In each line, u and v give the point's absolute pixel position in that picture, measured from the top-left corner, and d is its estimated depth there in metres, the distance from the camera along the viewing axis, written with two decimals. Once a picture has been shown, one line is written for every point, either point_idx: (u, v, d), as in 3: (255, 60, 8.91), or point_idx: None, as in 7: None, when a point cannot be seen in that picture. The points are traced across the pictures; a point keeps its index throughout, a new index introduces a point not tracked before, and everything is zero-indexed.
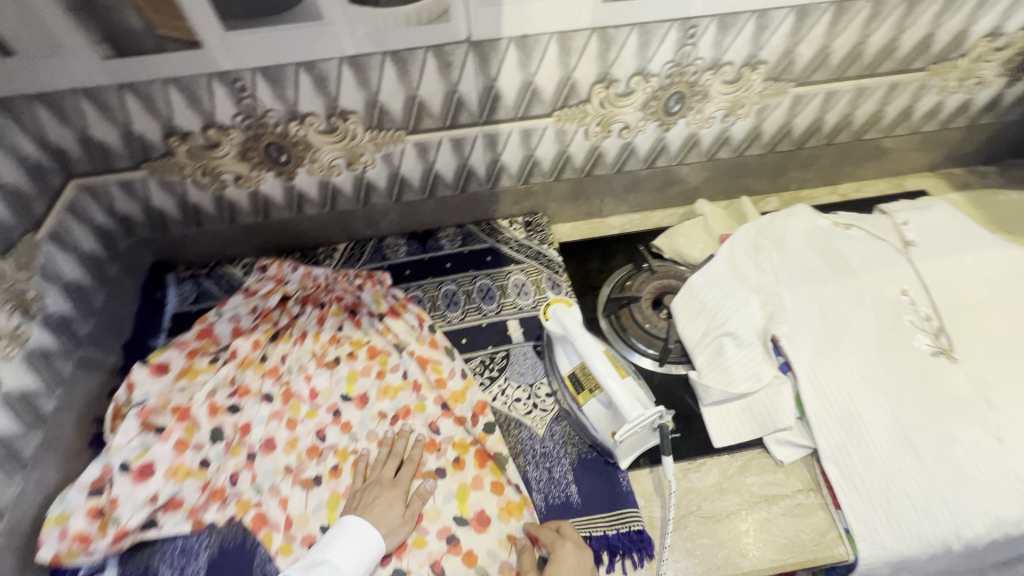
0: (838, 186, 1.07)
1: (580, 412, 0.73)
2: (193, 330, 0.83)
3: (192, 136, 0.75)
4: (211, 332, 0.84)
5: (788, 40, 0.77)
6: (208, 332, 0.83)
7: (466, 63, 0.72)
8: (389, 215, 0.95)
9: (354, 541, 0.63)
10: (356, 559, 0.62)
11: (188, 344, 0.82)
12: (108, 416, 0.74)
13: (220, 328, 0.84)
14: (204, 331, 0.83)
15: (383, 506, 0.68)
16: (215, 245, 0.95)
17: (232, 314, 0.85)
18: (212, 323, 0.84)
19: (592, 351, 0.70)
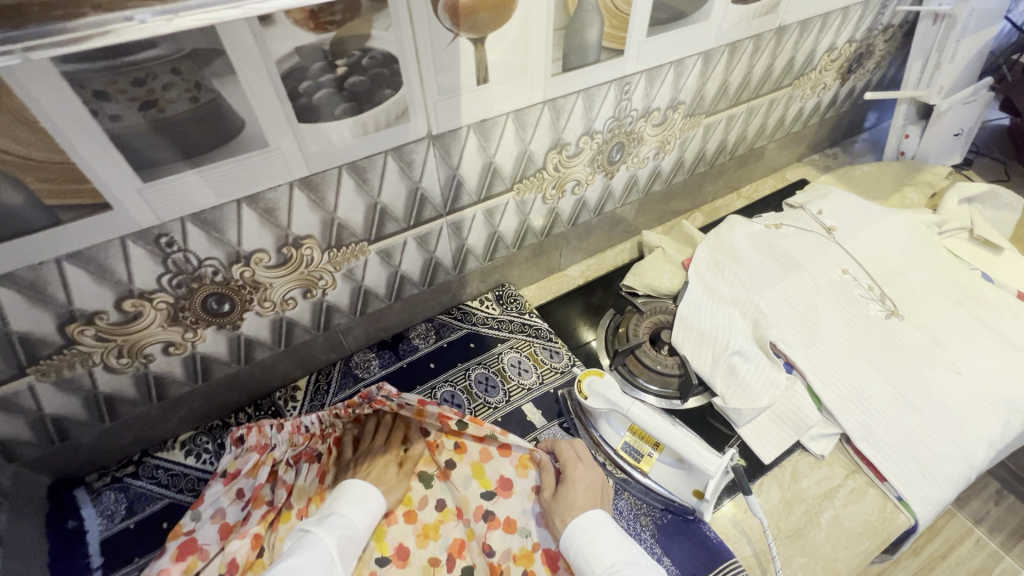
0: (741, 190, 1.20)
1: (649, 479, 0.71)
2: (168, 552, 0.63)
3: (102, 314, 0.58)
4: (194, 544, 0.64)
5: (698, 80, 0.85)
6: (191, 546, 0.64)
7: (428, 158, 0.67)
8: (354, 331, 0.83)
9: (356, 494, 0.67)
10: (364, 509, 0.66)
11: (169, 574, 0.62)
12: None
13: (204, 534, 0.65)
14: (183, 548, 0.64)
15: (378, 468, 0.72)
16: (139, 434, 0.74)
17: (215, 511, 0.66)
18: (192, 532, 0.64)
19: (643, 416, 0.68)
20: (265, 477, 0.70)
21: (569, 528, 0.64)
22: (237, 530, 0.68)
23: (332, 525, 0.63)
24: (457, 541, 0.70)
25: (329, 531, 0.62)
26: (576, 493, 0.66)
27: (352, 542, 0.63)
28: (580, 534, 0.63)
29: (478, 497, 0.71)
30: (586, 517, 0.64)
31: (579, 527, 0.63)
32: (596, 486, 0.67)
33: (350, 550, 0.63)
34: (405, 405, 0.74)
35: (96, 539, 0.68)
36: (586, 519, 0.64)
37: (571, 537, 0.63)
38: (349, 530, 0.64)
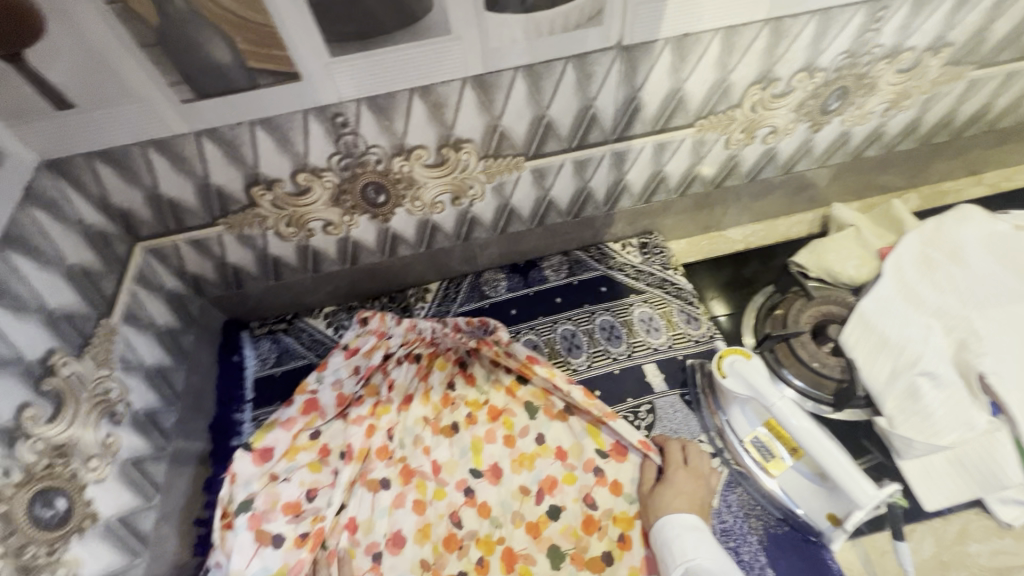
0: (983, 176, 0.94)
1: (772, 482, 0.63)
2: (297, 404, 0.70)
3: (280, 183, 0.62)
4: (316, 403, 0.71)
5: (986, 16, 0.63)
6: (314, 404, 0.71)
7: (610, 72, 0.59)
8: (489, 249, 0.82)
9: None
10: None
11: (294, 421, 0.69)
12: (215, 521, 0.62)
13: (324, 397, 0.72)
14: (308, 404, 0.71)
15: None
16: (293, 297, 0.82)
17: (334, 379, 0.73)
18: (314, 392, 0.71)
19: (796, 417, 0.57)
20: (378, 360, 0.74)
21: (660, 522, 0.60)
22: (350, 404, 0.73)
23: None
24: (551, 479, 0.68)
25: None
26: (675, 492, 0.63)
27: None
28: (668, 528, 0.59)
29: (591, 451, 0.70)
30: (679, 515, 0.60)
31: (669, 523, 0.59)
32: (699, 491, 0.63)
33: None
34: (512, 355, 0.74)
35: (251, 375, 0.79)
36: (675, 516, 0.60)
37: (659, 528, 0.60)
38: None
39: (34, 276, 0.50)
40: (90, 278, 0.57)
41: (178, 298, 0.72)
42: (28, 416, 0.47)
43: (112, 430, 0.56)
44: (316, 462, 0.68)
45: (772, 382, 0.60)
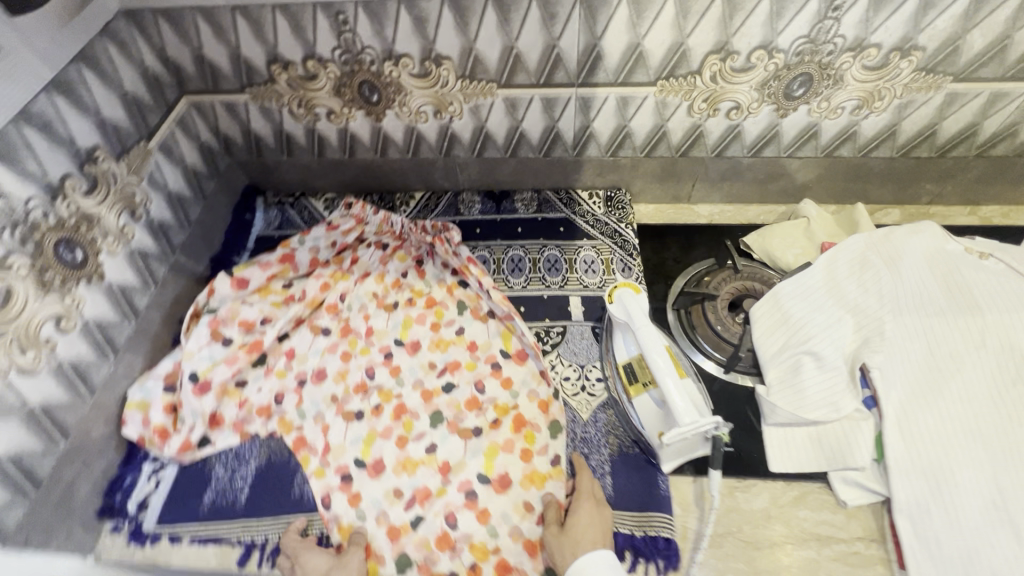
0: (979, 208, 0.91)
1: (630, 404, 0.69)
2: (276, 254, 0.87)
3: (293, 65, 0.77)
4: (293, 258, 0.88)
5: (957, 24, 0.64)
6: (290, 258, 0.88)
7: (572, 16, 0.67)
8: (468, 169, 0.93)
9: None
10: None
11: (271, 266, 0.87)
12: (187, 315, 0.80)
13: (301, 256, 0.89)
14: (286, 257, 0.88)
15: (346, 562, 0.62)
16: (302, 177, 0.98)
17: (312, 245, 0.89)
18: (294, 250, 0.88)
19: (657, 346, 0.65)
20: (353, 239, 0.90)
21: (575, 568, 0.56)
22: (320, 267, 0.89)
23: None
24: (455, 362, 0.79)
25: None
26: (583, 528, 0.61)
27: None
28: (587, 569, 0.55)
29: (497, 349, 0.80)
30: (593, 557, 0.56)
31: (587, 564, 0.55)
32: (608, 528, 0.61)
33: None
34: (457, 255, 0.86)
35: (256, 232, 0.96)
36: (592, 556, 0.56)
37: (574, 574, 0.56)
38: None
39: (97, 89, 0.67)
40: (139, 107, 0.75)
41: (210, 152, 0.90)
42: (69, 183, 0.65)
43: (129, 223, 0.74)
44: (278, 301, 0.85)
45: (649, 315, 0.68)
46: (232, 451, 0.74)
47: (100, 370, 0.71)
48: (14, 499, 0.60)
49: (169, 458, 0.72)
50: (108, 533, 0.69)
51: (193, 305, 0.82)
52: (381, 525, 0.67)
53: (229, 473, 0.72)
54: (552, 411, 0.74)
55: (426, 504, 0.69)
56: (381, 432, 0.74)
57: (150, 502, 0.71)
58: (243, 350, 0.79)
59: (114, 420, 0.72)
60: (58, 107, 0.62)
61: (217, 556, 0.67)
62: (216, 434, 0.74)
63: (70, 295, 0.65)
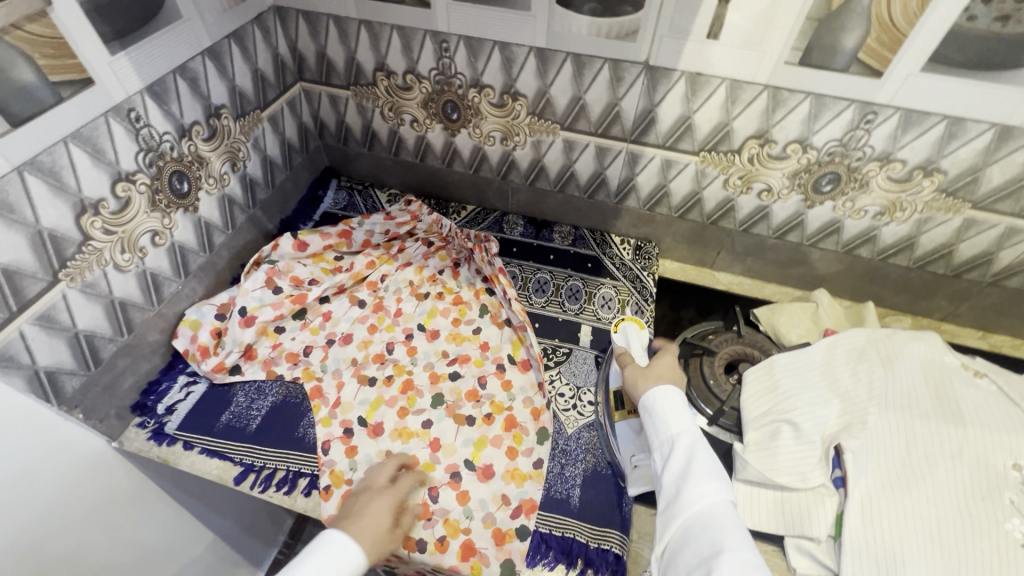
0: (990, 335, 0.94)
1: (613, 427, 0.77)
2: (337, 228, 0.99)
3: (394, 76, 0.91)
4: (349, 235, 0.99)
5: (978, 157, 0.71)
6: (347, 234, 0.99)
7: (636, 82, 0.78)
8: (519, 195, 1.04)
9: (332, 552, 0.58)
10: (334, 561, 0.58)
11: (330, 237, 0.98)
12: (249, 262, 0.93)
13: (357, 236, 1.00)
14: (344, 232, 0.99)
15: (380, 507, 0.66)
16: (375, 170, 1.11)
17: (369, 229, 1.01)
18: (352, 229, 0.99)
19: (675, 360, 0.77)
20: (404, 231, 1.01)
21: (655, 396, 0.68)
22: (370, 248, 1.00)
23: None
24: (466, 355, 0.88)
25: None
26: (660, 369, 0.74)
27: None
28: (667, 398, 0.67)
29: (505, 354, 0.89)
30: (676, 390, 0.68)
31: (663, 393, 0.67)
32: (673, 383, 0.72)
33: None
34: (491, 264, 0.95)
35: (323, 207, 1.10)
36: (665, 394, 0.67)
37: (652, 402, 0.68)
38: None
39: (237, 61, 0.82)
40: (263, 83, 0.90)
41: (305, 131, 1.05)
42: (195, 129, 0.79)
43: (228, 172, 0.88)
44: (328, 268, 0.97)
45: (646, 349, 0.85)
46: (256, 384, 0.84)
47: (171, 287, 0.82)
48: (78, 369, 0.71)
49: (202, 375, 0.83)
50: (135, 426, 0.79)
51: (257, 253, 0.93)
52: None
53: (248, 402, 0.82)
54: (542, 419, 0.80)
55: (411, 471, 0.75)
56: (387, 400, 0.83)
57: (177, 409, 0.81)
58: (288, 299, 0.90)
59: (169, 331, 0.84)
60: (206, 69, 0.77)
61: (218, 469, 0.75)
62: (247, 366, 0.85)
63: (169, 218, 0.78)
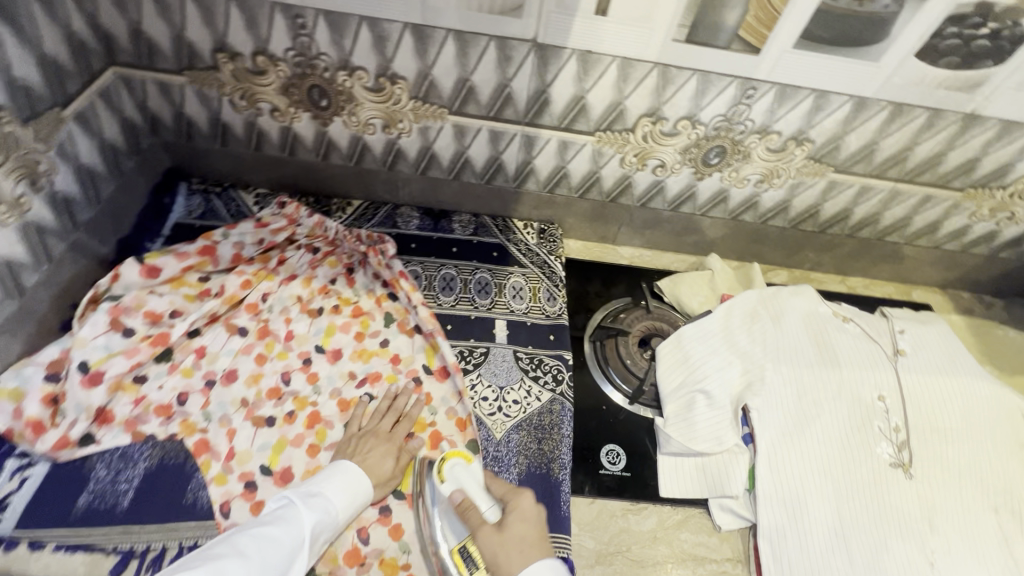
0: (848, 279, 1.07)
1: None
2: (196, 244, 0.83)
3: (241, 57, 0.75)
4: (213, 251, 0.84)
5: (840, 126, 0.77)
6: (211, 250, 0.83)
7: (525, 61, 0.72)
8: (411, 185, 0.95)
9: (349, 483, 0.66)
10: (345, 498, 0.65)
11: (188, 255, 0.82)
12: (83, 300, 0.74)
13: (223, 250, 0.85)
14: (206, 248, 0.83)
15: (375, 456, 0.70)
16: (234, 168, 0.94)
17: (237, 240, 0.85)
18: (217, 242, 0.84)
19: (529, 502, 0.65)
20: (282, 239, 0.88)
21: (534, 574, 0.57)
22: (243, 264, 0.85)
23: (314, 505, 0.62)
24: (376, 373, 0.81)
25: (310, 511, 0.61)
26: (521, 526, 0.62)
27: (327, 528, 0.62)
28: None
29: (419, 364, 0.82)
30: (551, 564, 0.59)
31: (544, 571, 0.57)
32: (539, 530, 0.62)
33: (323, 533, 0.61)
34: (389, 268, 0.88)
35: (174, 218, 0.91)
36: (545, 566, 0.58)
37: None
38: (329, 516, 0.62)
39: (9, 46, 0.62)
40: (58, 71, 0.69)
41: (133, 128, 0.85)
42: None
43: (27, 193, 0.68)
44: (193, 294, 0.81)
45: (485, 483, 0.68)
46: (119, 450, 0.69)
47: None
48: None
49: (40, 455, 0.66)
50: None
51: (92, 288, 0.75)
52: None
53: (112, 475, 0.67)
54: (470, 430, 0.77)
55: None
56: (292, 440, 0.74)
57: (11, 503, 0.64)
58: (145, 341, 0.74)
59: None
60: None
61: (85, 565, 0.61)
62: (102, 432, 0.69)
63: None
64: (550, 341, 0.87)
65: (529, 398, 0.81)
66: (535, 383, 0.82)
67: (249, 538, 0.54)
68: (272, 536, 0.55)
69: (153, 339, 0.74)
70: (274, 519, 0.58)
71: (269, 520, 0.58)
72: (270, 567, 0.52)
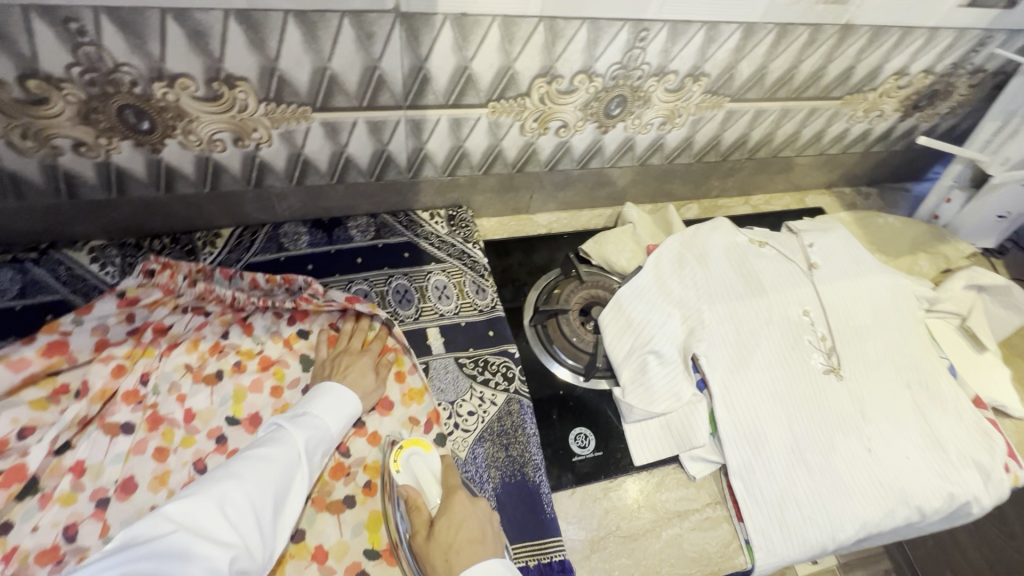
0: (750, 197, 1.11)
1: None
2: (37, 344, 0.64)
3: (3, 86, 0.55)
4: (65, 345, 0.66)
5: (732, 55, 0.75)
6: (60, 347, 0.65)
7: (392, 36, 0.60)
8: (289, 199, 0.81)
9: (334, 397, 0.67)
10: (339, 413, 0.66)
11: (30, 363, 0.63)
12: None
13: (79, 340, 0.67)
14: (53, 346, 0.65)
15: (357, 371, 0.72)
16: (47, 224, 0.73)
17: (97, 324, 0.68)
18: (66, 334, 0.66)
19: (466, 505, 0.61)
20: (159, 317, 0.72)
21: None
22: (110, 348, 0.69)
23: (305, 423, 0.63)
24: None
25: (302, 429, 0.62)
26: (451, 532, 0.58)
27: (322, 442, 0.64)
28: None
29: None
30: (475, 570, 0.54)
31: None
32: (473, 525, 0.59)
33: (318, 448, 0.63)
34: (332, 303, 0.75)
35: None
36: (476, 569, 0.54)
37: None
38: (322, 432, 0.64)
39: None
40: None
41: None
42: None
43: None
44: (46, 399, 0.64)
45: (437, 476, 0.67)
46: None
47: None
48: None
49: None
50: None
51: None
52: None
53: None
54: None
55: None
56: None
57: None
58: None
59: None
60: None
61: None
62: None
63: None
64: (490, 337, 0.81)
65: (484, 405, 0.75)
66: (487, 387, 0.77)
67: (241, 461, 0.56)
68: (264, 456, 0.57)
69: (3, 478, 0.59)
70: (266, 441, 0.60)
71: (262, 442, 0.60)
72: (266, 486, 0.55)
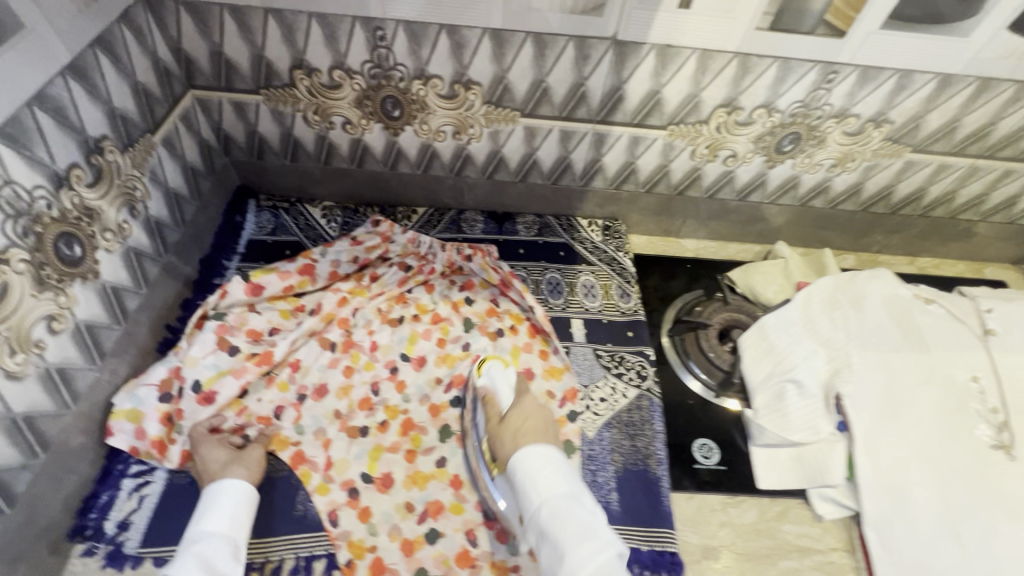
0: (917, 258, 1.05)
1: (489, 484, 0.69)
2: (297, 263, 0.85)
3: (318, 73, 0.76)
4: (312, 270, 0.85)
5: (922, 105, 0.76)
6: (310, 270, 0.85)
7: (603, 59, 0.72)
8: (477, 189, 0.95)
9: (223, 505, 0.61)
10: (228, 510, 0.61)
11: (290, 276, 0.83)
12: (193, 317, 0.77)
13: (321, 268, 0.86)
14: (306, 267, 0.85)
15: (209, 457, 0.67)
16: (301, 182, 0.95)
17: (335, 258, 0.87)
18: (315, 261, 0.86)
19: (534, 404, 0.70)
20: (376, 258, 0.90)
21: (520, 455, 0.61)
22: (339, 282, 0.87)
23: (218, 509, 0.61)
24: (461, 377, 0.81)
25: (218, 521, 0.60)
26: (520, 420, 0.67)
27: (235, 519, 0.61)
28: (531, 457, 0.61)
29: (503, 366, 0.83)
30: (537, 447, 0.62)
31: (532, 452, 0.61)
32: (539, 420, 0.67)
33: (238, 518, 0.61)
34: (497, 270, 0.88)
35: (247, 236, 0.92)
36: (536, 451, 0.61)
37: (517, 466, 0.61)
38: (233, 520, 0.61)
39: (110, 73, 0.63)
40: (148, 98, 0.71)
41: (208, 149, 0.87)
42: (75, 174, 0.60)
43: (128, 220, 0.70)
44: (288, 310, 0.83)
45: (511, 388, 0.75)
46: None
47: (86, 376, 0.65)
48: None
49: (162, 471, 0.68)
50: (83, 555, 0.63)
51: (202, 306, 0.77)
52: (395, 541, 0.68)
53: None
54: (566, 431, 0.77)
55: (440, 518, 0.70)
56: (389, 448, 0.75)
57: (133, 522, 0.64)
58: (252, 360, 0.76)
59: (97, 432, 0.66)
60: (73, 93, 0.58)
61: None
62: None
63: (64, 293, 0.60)
64: (628, 337, 0.87)
65: (615, 394, 0.81)
66: (620, 380, 0.82)
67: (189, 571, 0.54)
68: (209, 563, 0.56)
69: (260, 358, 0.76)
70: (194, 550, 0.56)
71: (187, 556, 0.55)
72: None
